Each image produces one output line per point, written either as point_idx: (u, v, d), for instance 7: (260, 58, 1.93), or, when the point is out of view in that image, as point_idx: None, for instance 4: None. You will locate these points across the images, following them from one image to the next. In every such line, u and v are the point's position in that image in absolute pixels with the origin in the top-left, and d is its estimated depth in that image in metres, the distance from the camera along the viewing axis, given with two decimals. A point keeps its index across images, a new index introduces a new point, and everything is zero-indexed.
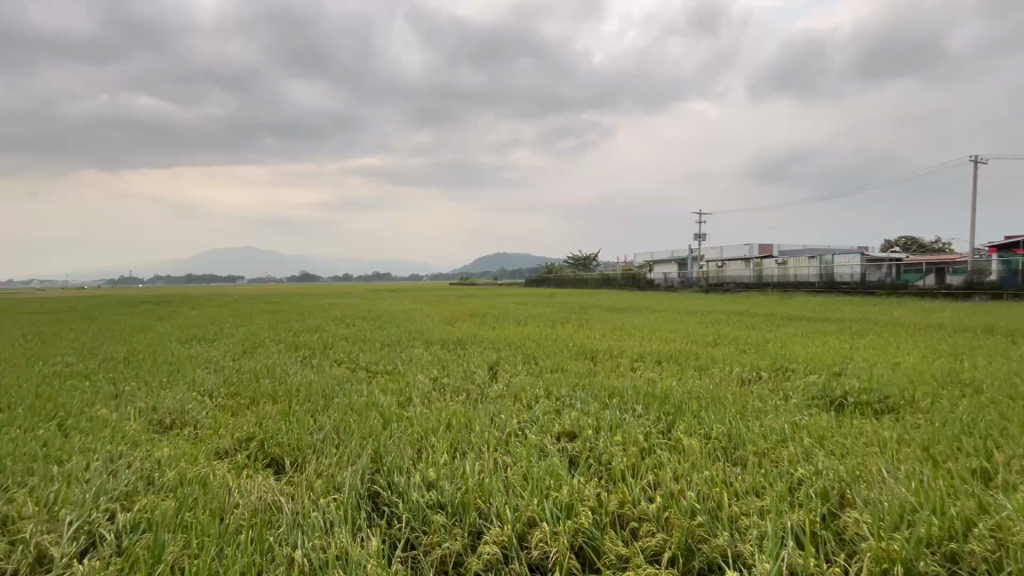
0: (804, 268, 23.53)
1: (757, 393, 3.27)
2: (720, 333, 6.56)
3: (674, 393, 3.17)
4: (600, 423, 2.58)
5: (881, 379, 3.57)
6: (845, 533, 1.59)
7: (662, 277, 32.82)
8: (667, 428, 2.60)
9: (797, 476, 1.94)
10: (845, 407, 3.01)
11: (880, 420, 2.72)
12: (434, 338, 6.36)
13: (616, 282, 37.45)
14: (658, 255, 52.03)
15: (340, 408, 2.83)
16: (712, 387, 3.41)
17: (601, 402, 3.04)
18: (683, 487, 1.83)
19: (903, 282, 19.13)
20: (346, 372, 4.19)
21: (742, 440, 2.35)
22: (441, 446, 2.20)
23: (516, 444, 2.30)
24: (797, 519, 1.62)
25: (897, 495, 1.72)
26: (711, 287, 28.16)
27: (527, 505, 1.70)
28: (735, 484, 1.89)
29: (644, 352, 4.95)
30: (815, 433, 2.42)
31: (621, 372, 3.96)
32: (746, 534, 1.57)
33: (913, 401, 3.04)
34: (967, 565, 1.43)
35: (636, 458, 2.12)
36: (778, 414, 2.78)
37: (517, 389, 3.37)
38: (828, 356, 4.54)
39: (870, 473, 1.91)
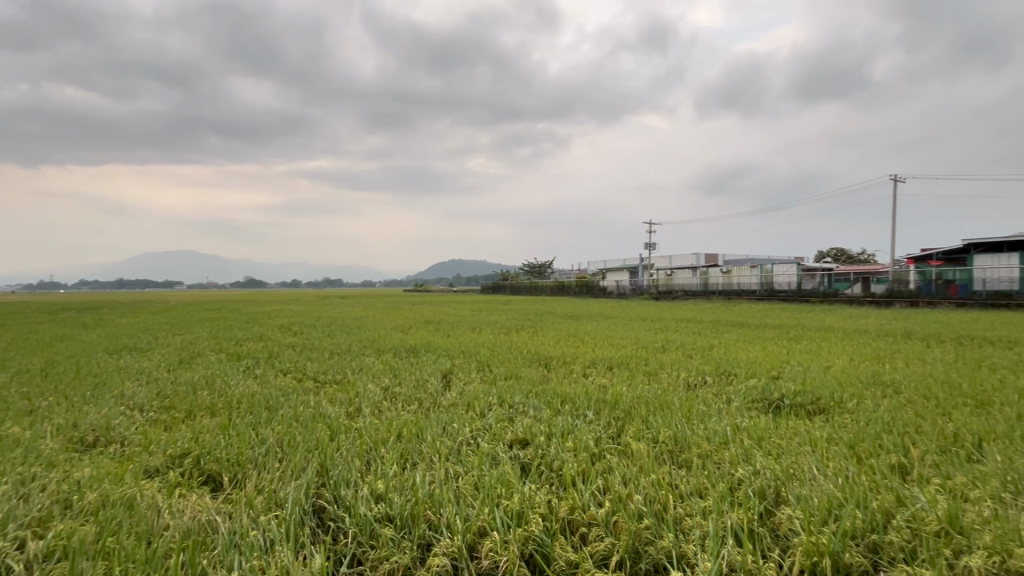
0: (746, 277, 24.77)
1: (701, 397, 3.41)
2: (668, 339, 6.81)
3: (624, 399, 3.25)
4: (552, 429, 2.61)
5: (814, 382, 3.81)
6: (780, 529, 1.68)
7: (615, 286, 33.66)
8: (617, 433, 2.67)
9: (737, 476, 2.03)
10: (780, 409, 3.19)
11: (812, 420, 2.90)
12: (386, 346, 6.23)
13: (570, 291, 38.04)
14: (611, 264, 53.36)
15: (285, 420, 2.71)
16: (660, 391, 3.52)
17: (554, 408, 3.08)
18: (630, 491, 1.88)
19: (834, 290, 20.53)
20: (292, 382, 4.03)
21: (687, 443, 2.44)
22: (391, 457, 2.16)
23: (468, 453, 2.29)
24: (736, 518, 1.69)
25: (826, 491, 1.84)
26: (661, 295, 29.14)
27: (478, 514, 1.69)
28: (680, 486, 1.96)
29: (597, 358, 5.05)
30: (753, 435, 2.55)
31: (573, 378, 4.02)
32: (689, 534, 1.63)
33: (841, 401, 3.26)
34: (887, 555, 1.54)
35: (586, 464, 2.15)
36: (721, 417, 2.91)
37: (470, 397, 3.36)
38: (767, 361, 4.80)
39: (802, 471, 2.03)
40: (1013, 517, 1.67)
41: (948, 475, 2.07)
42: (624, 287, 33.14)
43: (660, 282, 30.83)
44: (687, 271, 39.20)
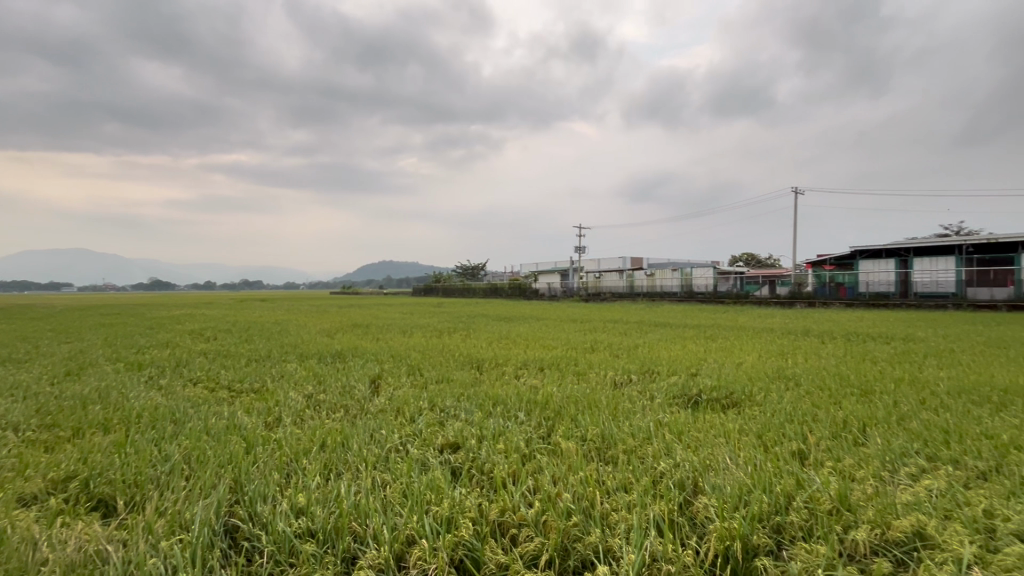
0: (668, 279, 26.18)
1: (627, 395, 3.55)
2: (597, 339, 7.04)
3: (554, 399, 3.31)
4: (483, 432, 2.60)
5: (727, 377, 4.10)
6: (697, 517, 1.78)
7: (546, 288, 34.35)
8: (547, 433, 2.71)
9: (659, 470, 2.13)
10: (698, 404, 3.40)
11: (726, 413, 3.11)
12: (310, 352, 5.91)
13: (502, 292, 38.28)
14: (543, 267, 54.44)
15: (194, 434, 2.50)
16: (589, 391, 3.62)
17: (485, 411, 3.08)
18: (560, 490, 1.92)
19: (745, 292, 22.24)
20: (202, 392, 3.71)
21: (613, 439, 2.53)
22: (314, 467, 2.05)
23: (396, 460, 2.22)
24: (658, 509, 1.77)
25: (738, 479, 1.98)
26: (590, 296, 30.13)
27: (406, 523, 1.64)
28: (607, 482, 2.02)
29: (529, 359, 5.10)
30: (674, 429, 2.69)
31: (505, 380, 4.05)
32: (615, 528, 1.69)
33: (751, 395, 3.53)
34: (789, 534, 1.69)
35: (517, 465, 2.17)
36: (645, 413, 3.04)
37: (400, 402, 3.27)
38: (686, 359, 5.09)
39: (717, 462, 2.18)
40: (889, 493, 1.89)
41: (839, 457, 2.31)
42: (556, 289, 33.84)
43: (589, 284, 31.85)
44: (615, 274, 40.79)
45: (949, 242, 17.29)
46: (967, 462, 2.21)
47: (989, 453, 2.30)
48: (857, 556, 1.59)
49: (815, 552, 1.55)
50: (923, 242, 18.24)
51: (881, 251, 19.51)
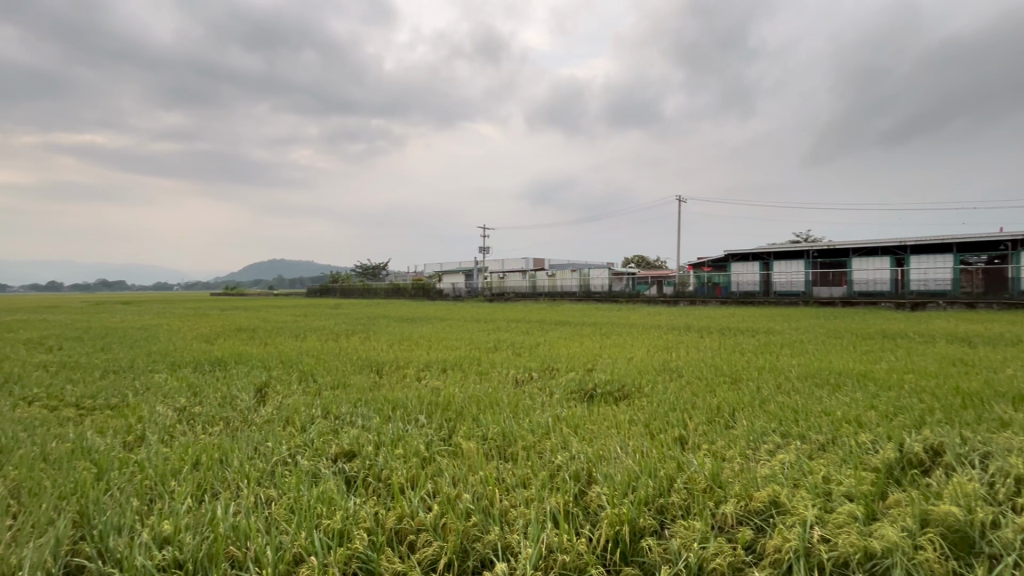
0: (568, 279, 27.33)
1: (528, 392, 3.63)
2: (499, 338, 7.13)
3: (456, 399, 3.30)
4: (381, 438, 2.50)
5: (619, 371, 4.37)
6: (591, 506, 1.88)
7: (450, 288, 34.14)
8: (448, 435, 2.68)
9: (556, 463, 2.21)
10: (594, 398, 3.58)
11: (617, 405, 3.32)
12: (183, 359, 5.30)
13: (405, 292, 37.30)
14: (447, 267, 54.02)
15: (26, 462, 2.10)
16: (491, 390, 3.64)
17: (384, 415, 2.97)
18: (459, 491, 1.91)
19: (636, 291, 23.92)
20: (41, 412, 3.15)
21: (513, 436, 2.58)
22: (185, 489, 1.83)
23: (284, 474, 2.06)
24: (554, 502, 1.84)
25: (627, 467, 2.11)
26: (494, 296, 30.46)
27: (293, 540, 1.53)
28: (506, 479, 2.05)
29: (431, 361, 5.02)
30: (571, 423, 2.81)
31: (406, 383, 3.94)
32: (514, 525, 1.72)
33: (639, 387, 3.80)
34: (671, 513, 1.83)
35: (416, 469, 2.12)
36: (544, 409, 3.14)
37: (290, 412, 3.04)
38: (583, 355, 5.35)
39: (609, 451, 2.30)
40: (752, 468, 2.14)
41: (712, 440, 2.56)
42: (460, 289, 33.81)
43: (493, 284, 32.19)
44: (518, 274, 41.72)
45: (800, 247, 20.09)
46: (811, 436, 2.58)
47: (827, 427, 2.70)
48: (727, 527, 1.78)
49: (692, 528, 1.70)
50: (781, 248, 21.00)
51: (748, 255, 22.10)
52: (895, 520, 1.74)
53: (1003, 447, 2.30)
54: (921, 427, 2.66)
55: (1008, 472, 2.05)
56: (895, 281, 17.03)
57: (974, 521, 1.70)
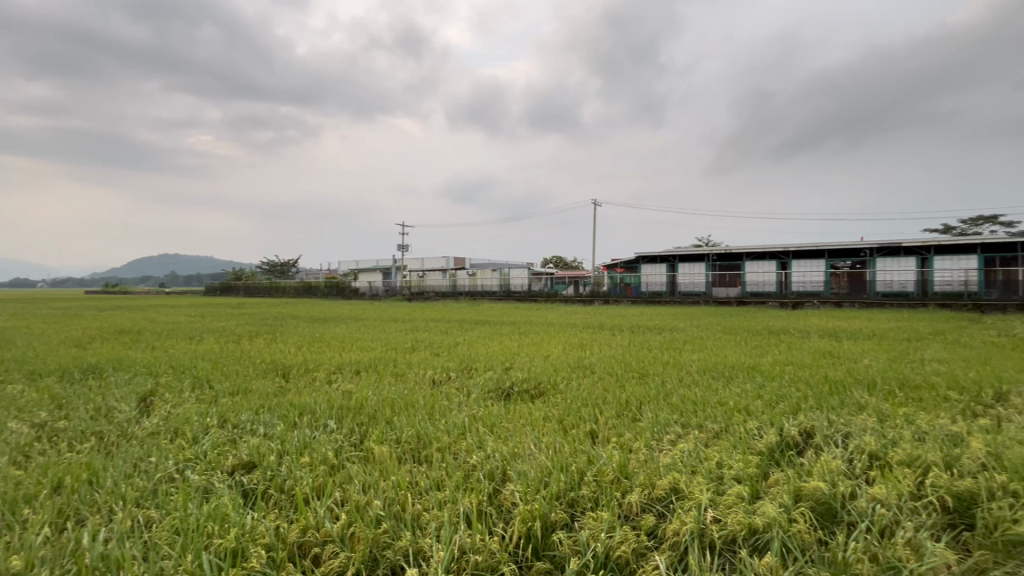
0: (488, 278, 27.45)
1: (445, 392, 3.60)
2: (418, 339, 7.00)
3: (369, 402, 3.18)
4: (285, 446, 2.35)
5: (536, 370, 4.46)
6: (504, 504, 1.89)
7: (367, 287, 32.95)
8: (359, 440, 2.57)
9: (471, 463, 2.21)
10: (510, 396, 3.62)
11: (533, 403, 3.39)
12: (46, 367, 4.62)
13: (318, 291, 35.40)
14: (364, 265, 52.06)
15: None
16: (406, 392, 3.56)
17: (290, 422, 2.79)
18: (369, 498, 1.84)
19: (554, 291, 24.60)
20: None
21: (428, 438, 2.54)
22: (40, 518, 1.59)
23: (169, 492, 1.86)
24: (467, 502, 1.83)
25: (540, 463, 2.15)
26: (413, 296, 29.84)
27: (176, 565, 1.38)
28: (419, 483, 2.01)
29: (344, 363, 4.81)
30: (487, 422, 2.82)
31: (316, 387, 3.74)
32: (426, 528, 1.69)
33: (555, 384, 3.91)
34: (580, 506, 1.90)
35: (324, 477, 2.01)
36: (460, 409, 3.13)
37: (180, 422, 2.76)
38: (501, 354, 5.40)
39: (523, 449, 2.34)
40: (655, 458, 2.28)
41: (620, 433, 2.70)
42: (378, 288, 32.78)
43: (412, 283, 31.47)
44: (439, 273, 41.23)
45: (701, 251, 21.78)
46: (707, 424, 2.81)
47: (721, 417, 2.95)
48: (632, 515, 1.88)
49: (600, 518, 1.77)
50: (685, 251, 22.64)
51: (656, 258, 23.59)
52: (774, 497, 1.94)
53: (859, 428, 2.65)
54: (797, 413, 3.00)
55: (863, 449, 2.36)
56: (779, 283, 19.24)
57: (836, 495, 1.94)
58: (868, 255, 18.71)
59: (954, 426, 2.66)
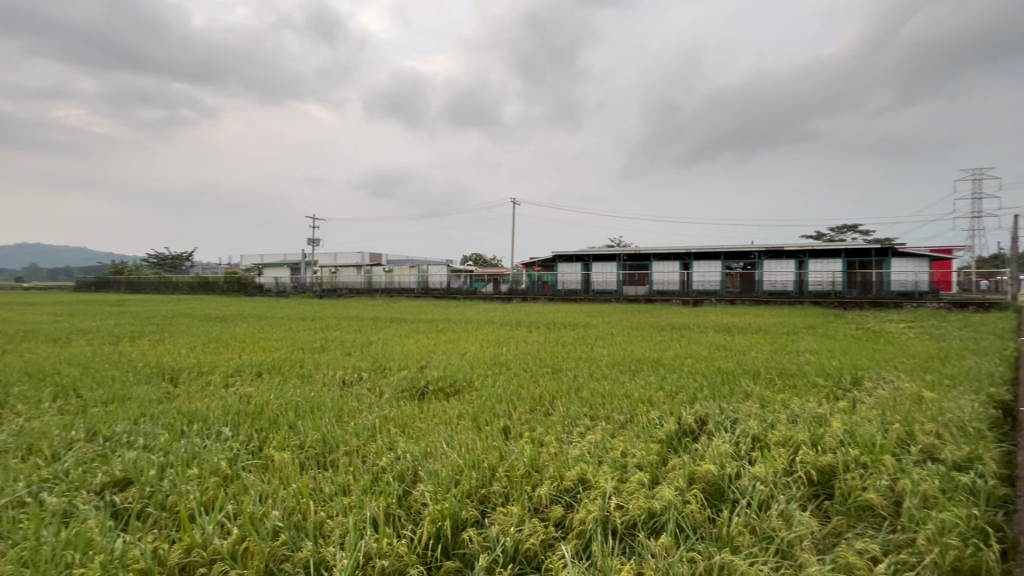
0: (406, 275, 26.81)
1: (355, 393, 3.45)
2: (328, 337, 6.67)
3: (271, 406, 2.97)
4: (169, 458, 2.12)
5: (452, 367, 4.43)
6: (414, 506, 1.86)
7: (274, 283, 30.88)
8: (258, 447, 2.40)
9: (380, 466, 2.14)
10: (425, 395, 3.57)
11: (448, 401, 3.36)
12: None
13: (217, 287, 32.55)
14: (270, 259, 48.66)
15: None
16: (313, 393, 3.37)
17: (176, 431, 2.53)
18: (267, 509, 1.73)
19: (473, 288, 24.63)
20: None
21: (335, 442, 2.42)
22: None
23: (19, 519, 1.61)
24: (374, 506, 1.77)
25: (452, 461, 2.14)
26: (325, 292, 28.43)
27: None
28: (324, 489, 1.91)
29: (243, 365, 4.44)
30: (399, 423, 2.75)
31: (210, 391, 3.43)
32: (329, 537, 1.61)
33: (470, 381, 3.91)
34: (491, 502, 1.92)
35: (214, 490, 1.85)
36: (371, 410, 3.02)
37: (36, 437, 2.39)
38: (417, 352, 5.30)
39: (436, 448, 2.31)
40: (565, 451, 2.36)
41: (533, 428, 2.75)
42: (286, 285, 30.76)
43: (324, 279, 29.91)
44: (353, 269, 39.54)
45: (613, 251, 22.90)
46: (614, 416, 2.96)
47: (626, 408, 3.12)
48: (541, 507, 1.93)
49: (510, 513, 1.80)
50: (598, 250, 23.67)
51: (572, 257, 24.44)
52: (671, 481, 2.09)
53: (745, 414, 2.93)
54: (693, 402, 3.25)
55: (748, 433, 2.62)
56: (682, 282, 20.75)
57: (724, 475, 2.12)
58: (756, 257, 20.74)
59: (820, 408, 3.03)
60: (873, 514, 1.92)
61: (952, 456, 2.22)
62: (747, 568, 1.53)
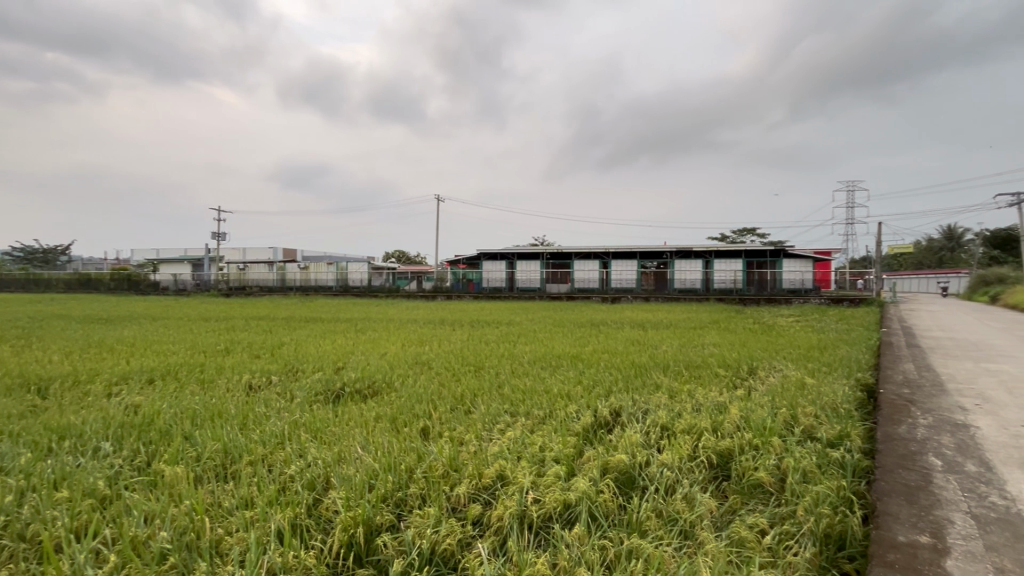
0: (324, 272, 25.49)
1: (262, 399, 3.22)
2: (233, 339, 6.19)
3: (163, 416, 2.70)
4: (33, 481, 1.86)
5: (371, 368, 4.29)
6: (325, 515, 1.77)
7: (172, 281, 28.14)
8: (145, 462, 2.16)
9: (288, 474, 2.02)
10: (340, 398, 3.41)
11: (366, 403, 3.25)
12: None
13: (101, 284, 29.05)
14: (168, 255, 44.26)
15: None
16: (215, 400, 3.11)
17: (42, 450, 2.22)
18: (154, 530, 1.57)
19: (396, 287, 24.00)
20: None
21: (238, 451, 2.25)
22: None
23: None
24: (280, 517, 1.67)
25: (367, 465, 2.07)
26: (232, 292, 26.34)
27: None
28: (223, 504, 1.77)
29: (130, 371, 3.99)
30: (311, 428, 2.61)
31: (88, 402, 3.04)
32: (227, 555, 1.49)
33: (390, 382, 3.80)
34: (407, 505, 1.87)
35: (90, 514, 1.65)
36: (281, 416, 2.84)
37: None
38: (333, 353, 5.07)
39: (350, 452, 2.22)
40: (485, 449, 2.36)
41: (453, 428, 2.73)
42: (187, 283, 28.07)
43: (230, 276, 27.69)
44: (265, 266, 37.03)
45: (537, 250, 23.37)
46: (533, 412, 3.01)
47: (546, 403, 3.19)
48: (459, 507, 1.91)
49: (426, 515, 1.77)
50: (522, 249, 24.03)
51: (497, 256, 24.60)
52: (586, 472, 2.16)
53: (655, 404, 3.11)
54: (609, 395, 3.39)
55: (657, 422, 2.78)
56: (601, 280, 21.62)
57: (634, 464, 2.24)
58: (668, 257, 22.11)
59: (720, 397, 3.29)
60: (762, 491, 2.11)
61: (827, 434, 2.50)
62: (652, 550, 1.62)
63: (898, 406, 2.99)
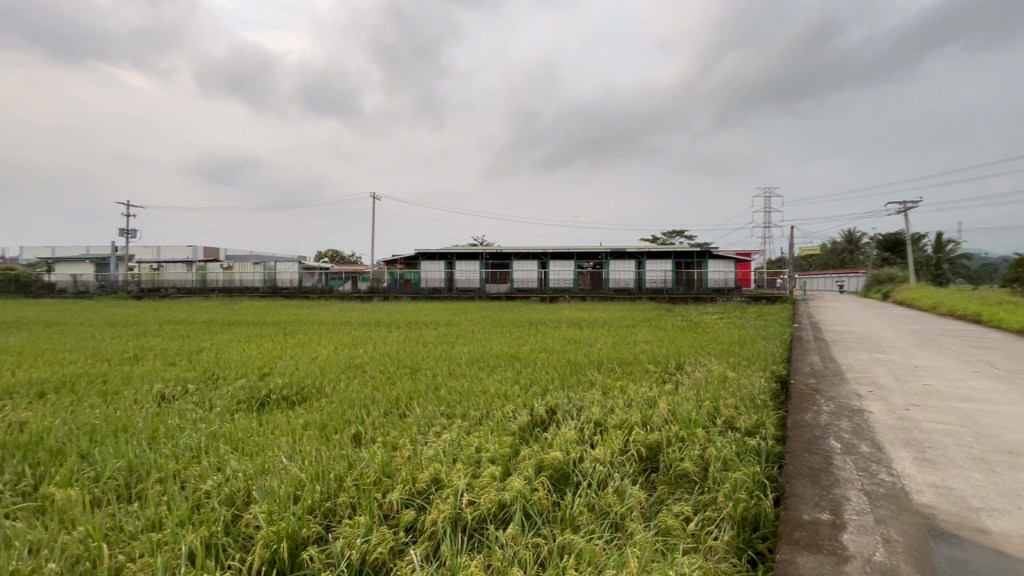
0: (250, 273, 23.98)
1: (176, 409, 2.97)
2: (144, 346, 5.69)
3: (55, 434, 2.42)
4: None
5: (300, 373, 4.08)
6: (244, 531, 1.66)
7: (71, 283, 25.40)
8: (32, 487, 1.93)
9: (204, 490, 1.88)
10: (266, 406, 3.22)
11: (294, 410, 3.09)
12: None
13: None
14: (67, 253, 39.90)
15: None
16: (119, 413, 2.83)
17: None
18: (42, 562, 1.40)
19: (330, 287, 23.08)
20: None
21: (145, 469, 2.06)
22: None
23: None
24: (193, 537, 1.55)
25: (293, 475, 1.97)
26: (144, 293, 24.19)
27: None
28: (125, 528, 1.61)
29: (17, 384, 3.55)
30: (231, 439, 2.44)
31: None
32: None
33: (321, 387, 3.64)
34: (336, 516, 1.80)
35: None
36: (197, 427, 2.63)
37: None
38: (259, 358, 4.79)
39: (275, 463, 2.11)
40: (419, 453, 2.32)
41: (387, 433, 2.66)
42: (90, 284, 25.42)
43: (142, 276, 25.40)
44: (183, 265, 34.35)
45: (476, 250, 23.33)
46: (470, 413, 3.00)
47: (483, 404, 3.19)
48: (391, 513, 1.86)
49: (356, 524, 1.70)
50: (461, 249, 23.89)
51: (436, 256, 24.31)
52: (521, 471, 2.18)
53: (589, 401, 3.20)
54: (545, 393, 3.44)
55: (591, 419, 2.85)
56: (540, 280, 21.94)
57: (568, 460, 2.28)
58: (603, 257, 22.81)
59: (650, 391, 3.43)
60: (687, 480, 2.23)
61: (745, 424, 2.68)
62: (584, 545, 1.66)
63: (805, 395, 3.26)
